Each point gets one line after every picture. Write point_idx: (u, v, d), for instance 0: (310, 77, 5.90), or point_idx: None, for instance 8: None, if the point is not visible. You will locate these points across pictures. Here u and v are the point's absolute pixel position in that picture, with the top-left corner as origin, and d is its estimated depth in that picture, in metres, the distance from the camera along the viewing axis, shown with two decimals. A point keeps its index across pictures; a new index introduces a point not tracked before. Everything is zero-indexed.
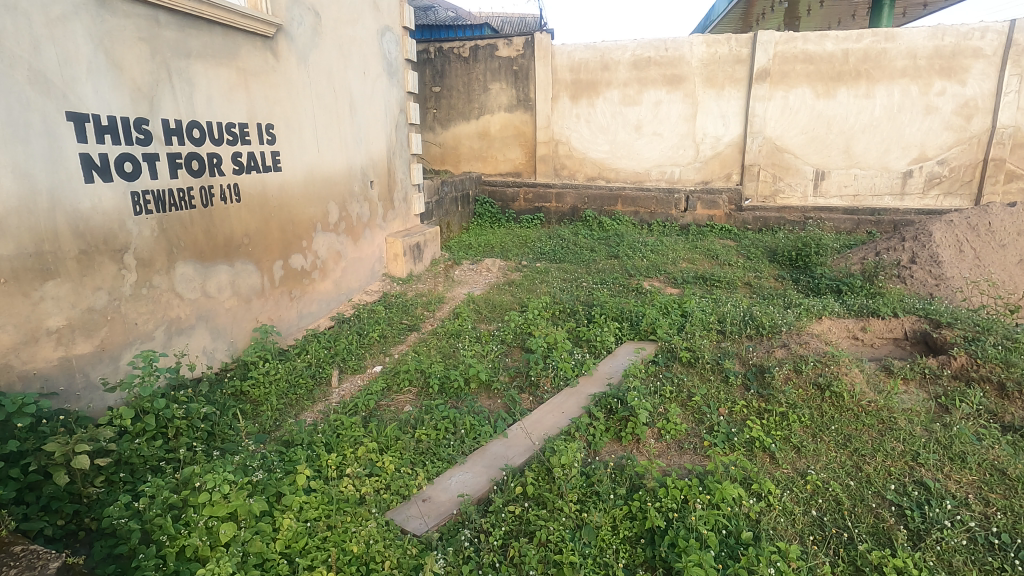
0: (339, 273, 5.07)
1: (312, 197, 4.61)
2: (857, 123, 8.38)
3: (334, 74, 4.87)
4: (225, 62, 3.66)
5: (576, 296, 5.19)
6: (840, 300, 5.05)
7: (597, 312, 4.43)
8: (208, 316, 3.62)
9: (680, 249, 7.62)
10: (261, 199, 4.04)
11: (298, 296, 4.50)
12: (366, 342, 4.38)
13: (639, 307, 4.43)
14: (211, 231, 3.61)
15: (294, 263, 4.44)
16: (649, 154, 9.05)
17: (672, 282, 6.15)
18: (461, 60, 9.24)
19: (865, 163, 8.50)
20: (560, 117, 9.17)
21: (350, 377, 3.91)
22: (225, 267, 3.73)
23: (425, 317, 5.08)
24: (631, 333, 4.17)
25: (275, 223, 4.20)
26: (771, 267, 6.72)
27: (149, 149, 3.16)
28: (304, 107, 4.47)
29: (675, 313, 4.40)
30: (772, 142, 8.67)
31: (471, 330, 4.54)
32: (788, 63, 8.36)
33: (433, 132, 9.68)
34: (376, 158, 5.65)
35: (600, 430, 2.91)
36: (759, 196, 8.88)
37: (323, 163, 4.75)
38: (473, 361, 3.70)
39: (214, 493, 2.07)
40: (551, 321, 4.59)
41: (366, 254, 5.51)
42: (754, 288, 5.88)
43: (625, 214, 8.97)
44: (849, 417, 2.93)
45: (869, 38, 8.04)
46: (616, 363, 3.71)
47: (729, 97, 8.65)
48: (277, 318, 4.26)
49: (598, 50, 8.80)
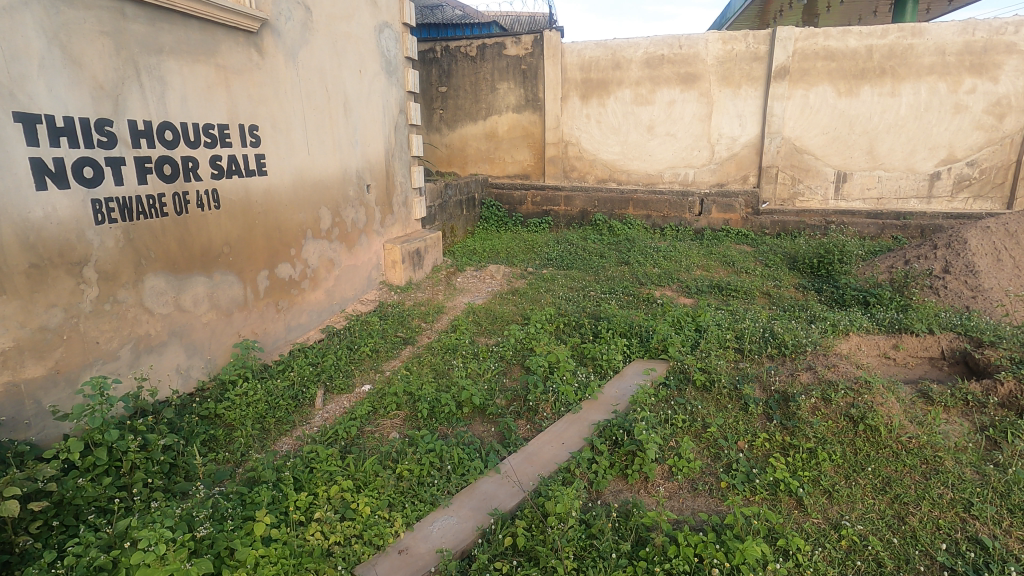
0: (331, 282, 4.81)
1: (301, 203, 4.35)
2: (882, 123, 7.96)
3: (327, 72, 4.61)
4: (202, 59, 3.40)
5: (583, 308, 4.88)
6: (867, 314, 4.68)
7: (604, 327, 4.11)
8: (183, 332, 3.37)
9: (694, 255, 7.27)
10: (244, 205, 3.78)
11: (286, 307, 4.24)
12: (356, 358, 4.12)
13: (650, 323, 4.11)
14: (187, 241, 3.35)
15: (282, 272, 4.19)
16: (661, 156, 8.70)
17: (685, 292, 5.81)
18: (468, 59, 8.95)
19: (890, 165, 8.10)
20: (569, 117, 8.85)
21: (336, 398, 3.64)
22: (202, 278, 3.47)
23: (422, 329, 4.80)
24: (640, 350, 3.86)
25: (261, 231, 3.94)
26: (791, 275, 6.35)
27: (113, 152, 2.91)
28: (292, 107, 4.21)
29: (689, 329, 4.09)
30: (791, 142, 8.30)
31: (470, 345, 4.25)
32: (809, 60, 7.96)
33: (439, 133, 9.41)
34: (374, 160, 5.39)
35: (603, 467, 2.61)
36: (777, 199, 8.52)
37: (314, 166, 4.48)
38: (468, 383, 3.41)
39: (149, 553, 1.81)
40: (556, 335, 4.29)
41: (361, 262, 5.24)
42: (773, 299, 5.53)
43: (637, 217, 8.61)
44: (887, 455, 2.58)
45: (895, 33, 7.63)
46: (623, 387, 3.41)
47: (746, 96, 8.28)
48: (261, 332, 4.00)
49: (609, 48, 8.47)
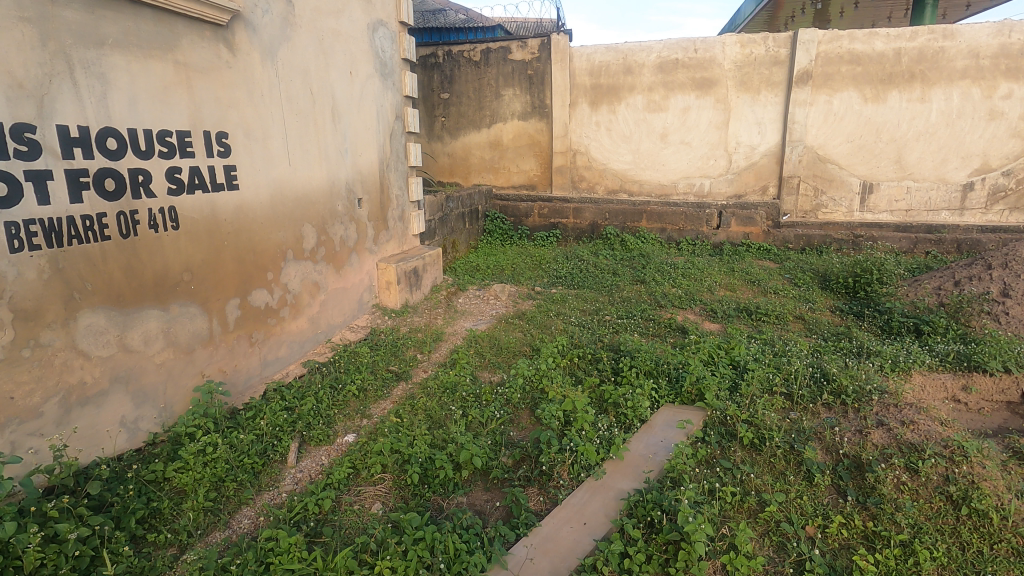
0: (315, 309, 4.28)
1: (280, 220, 3.83)
2: (911, 130, 7.43)
3: (311, 73, 4.10)
4: (156, 53, 2.88)
5: (599, 339, 4.33)
6: (923, 345, 4.12)
7: (626, 365, 3.57)
8: (131, 377, 2.84)
9: (716, 272, 6.73)
10: (210, 224, 3.27)
11: (261, 339, 3.72)
12: (339, 400, 3.58)
13: (679, 359, 3.56)
14: (135, 269, 2.83)
15: (256, 301, 3.66)
16: (675, 165, 8.16)
17: (710, 315, 5.27)
18: (472, 64, 8.45)
19: (920, 175, 7.56)
20: (578, 125, 8.35)
21: (314, 452, 3.11)
22: (155, 312, 2.95)
23: (417, 362, 4.27)
24: (670, 394, 3.31)
25: (230, 253, 3.42)
26: (824, 297, 5.79)
27: (36, 165, 2.41)
28: (270, 112, 3.70)
29: (724, 366, 3.55)
30: (814, 151, 7.76)
31: (471, 384, 3.69)
32: (833, 64, 7.44)
33: (441, 141, 8.89)
34: (366, 171, 4.88)
35: (638, 564, 2.07)
36: (798, 212, 7.98)
37: (295, 178, 3.97)
38: (467, 439, 2.86)
39: None
40: (569, 372, 3.76)
41: (351, 284, 4.72)
42: (809, 325, 4.97)
43: (651, 231, 8.08)
44: (1005, 554, 2.03)
45: (925, 35, 7.13)
46: (654, 443, 2.86)
47: (766, 103, 7.75)
48: (230, 369, 3.47)
49: (620, 52, 7.96)
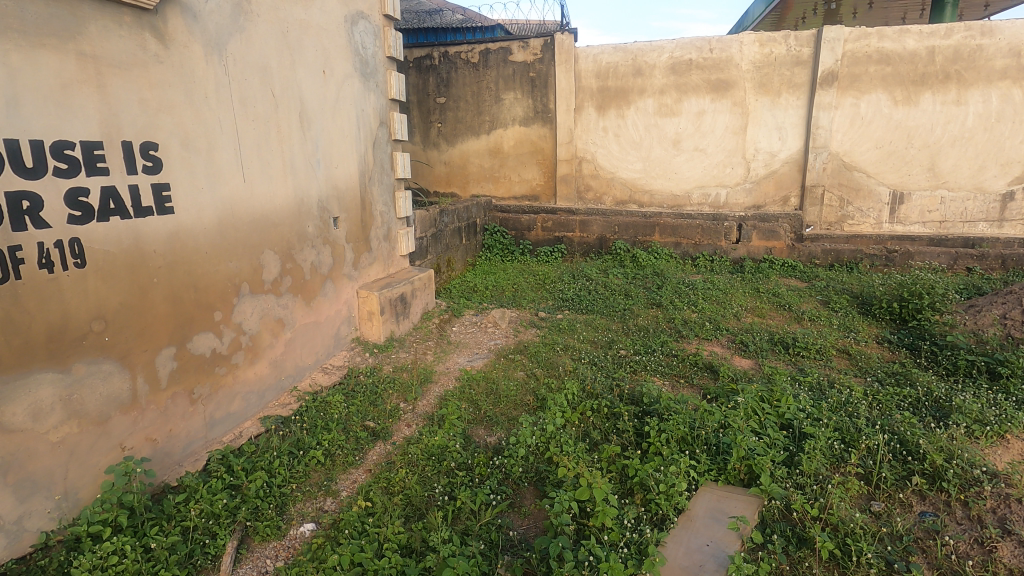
0: (279, 350, 3.60)
1: (231, 248, 3.17)
2: (945, 135, 6.77)
3: (272, 71, 3.45)
4: (50, 41, 2.25)
5: (615, 386, 3.63)
6: (1003, 394, 3.43)
7: (653, 426, 2.88)
8: (12, 464, 2.21)
9: (740, 294, 6.04)
10: (133, 258, 2.61)
11: (206, 395, 3.05)
12: (300, 471, 2.90)
13: (720, 420, 2.87)
14: (18, 323, 2.20)
15: (199, 348, 2.99)
16: (689, 174, 7.49)
17: (740, 349, 4.58)
18: (469, 66, 7.80)
19: (955, 183, 6.89)
20: (583, 131, 7.68)
21: (256, 553, 2.45)
22: (50, 376, 2.30)
23: (400, 414, 3.59)
24: (711, 470, 2.63)
25: (162, 293, 2.76)
26: (866, 324, 5.11)
27: None
28: (217, 118, 3.04)
29: (776, 429, 2.87)
30: (839, 158, 7.08)
31: (462, 450, 3.00)
32: (860, 64, 6.77)
33: (437, 149, 8.20)
34: (343, 184, 4.21)
35: None
36: (823, 223, 7.30)
37: (251, 197, 3.30)
38: (450, 546, 2.20)
39: None
40: (582, 433, 3.09)
41: (324, 318, 4.05)
42: (857, 362, 4.29)
43: (664, 245, 7.40)
44: None
45: (961, 32, 6.48)
46: (698, 549, 2.20)
47: (787, 106, 7.08)
48: (163, 437, 2.80)
49: (628, 52, 7.31)
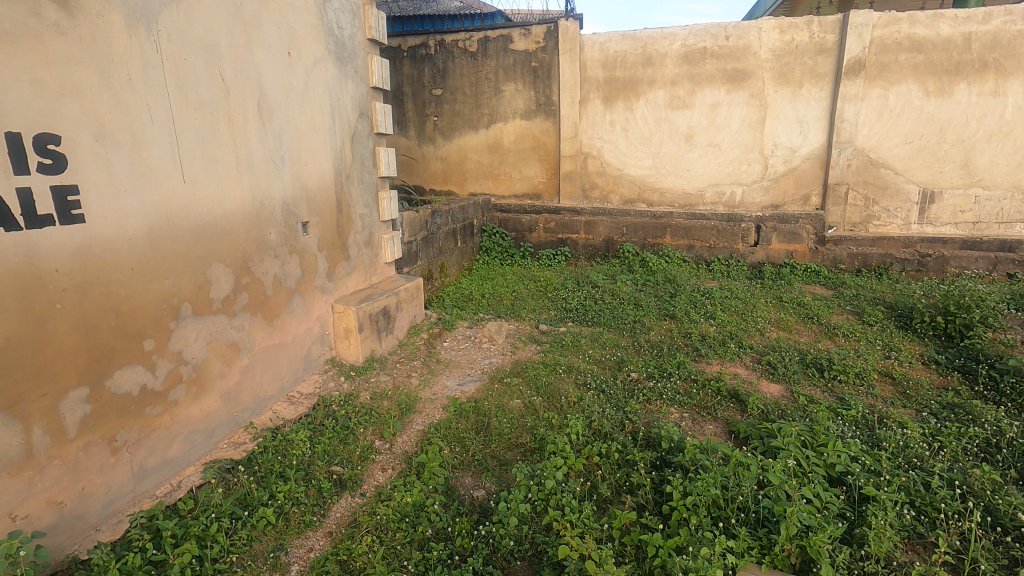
0: (233, 380, 3.07)
1: (167, 263, 2.63)
2: (981, 129, 6.16)
3: (221, 51, 2.89)
4: None
5: (627, 422, 3.09)
6: None
7: (675, 485, 2.33)
8: None
9: (762, 304, 5.46)
10: (26, 280, 2.09)
11: (133, 442, 2.52)
12: (243, 538, 2.38)
13: (759, 478, 2.33)
14: None
15: (123, 386, 2.46)
16: (702, 171, 6.91)
17: (767, 372, 4.03)
18: (467, 55, 7.22)
19: (991, 182, 6.30)
20: (588, 125, 7.11)
21: None
22: None
23: (374, 455, 3.06)
24: (752, 548, 2.09)
25: (69, 321, 2.23)
26: (907, 342, 4.53)
27: None
28: (146, 106, 2.50)
29: (829, 490, 2.32)
30: (865, 154, 6.48)
31: (443, 511, 2.47)
32: (889, 52, 6.17)
33: (433, 144, 7.62)
34: (313, 184, 3.66)
35: None
36: (846, 224, 6.71)
37: (194, 201, 2.77)
38: None
39: None
40: (589, 489, 2.54)
41: (290, 339, 3.51)
42: (904, 389, 3.73)
43: (676, 248, 6.80)
44: None
45: (1000, 17, 5.88)
46: None
47: (809, 98, 6.48)
48: (74, 497, 2.29)
49: (637, 40, 6.72)
